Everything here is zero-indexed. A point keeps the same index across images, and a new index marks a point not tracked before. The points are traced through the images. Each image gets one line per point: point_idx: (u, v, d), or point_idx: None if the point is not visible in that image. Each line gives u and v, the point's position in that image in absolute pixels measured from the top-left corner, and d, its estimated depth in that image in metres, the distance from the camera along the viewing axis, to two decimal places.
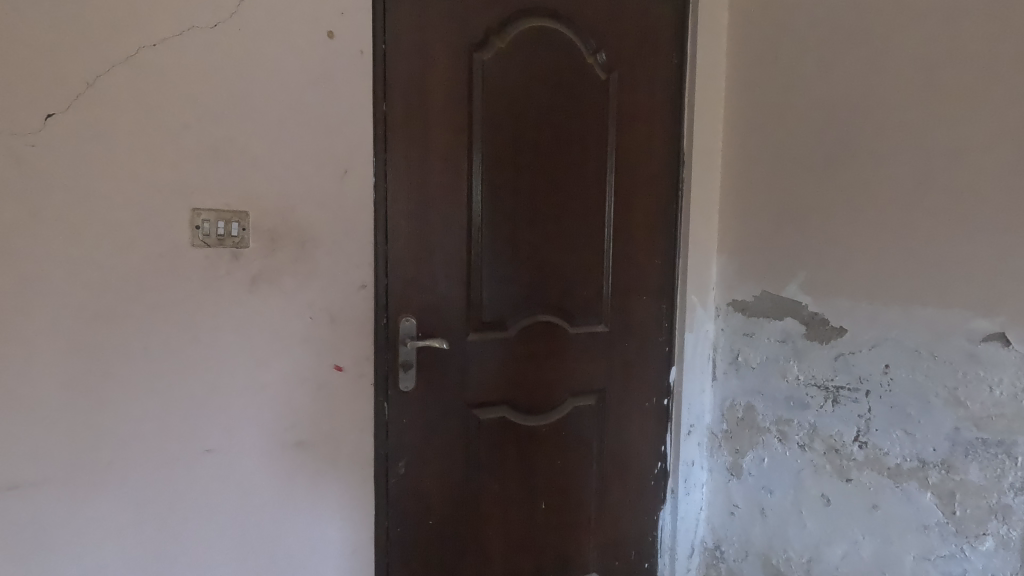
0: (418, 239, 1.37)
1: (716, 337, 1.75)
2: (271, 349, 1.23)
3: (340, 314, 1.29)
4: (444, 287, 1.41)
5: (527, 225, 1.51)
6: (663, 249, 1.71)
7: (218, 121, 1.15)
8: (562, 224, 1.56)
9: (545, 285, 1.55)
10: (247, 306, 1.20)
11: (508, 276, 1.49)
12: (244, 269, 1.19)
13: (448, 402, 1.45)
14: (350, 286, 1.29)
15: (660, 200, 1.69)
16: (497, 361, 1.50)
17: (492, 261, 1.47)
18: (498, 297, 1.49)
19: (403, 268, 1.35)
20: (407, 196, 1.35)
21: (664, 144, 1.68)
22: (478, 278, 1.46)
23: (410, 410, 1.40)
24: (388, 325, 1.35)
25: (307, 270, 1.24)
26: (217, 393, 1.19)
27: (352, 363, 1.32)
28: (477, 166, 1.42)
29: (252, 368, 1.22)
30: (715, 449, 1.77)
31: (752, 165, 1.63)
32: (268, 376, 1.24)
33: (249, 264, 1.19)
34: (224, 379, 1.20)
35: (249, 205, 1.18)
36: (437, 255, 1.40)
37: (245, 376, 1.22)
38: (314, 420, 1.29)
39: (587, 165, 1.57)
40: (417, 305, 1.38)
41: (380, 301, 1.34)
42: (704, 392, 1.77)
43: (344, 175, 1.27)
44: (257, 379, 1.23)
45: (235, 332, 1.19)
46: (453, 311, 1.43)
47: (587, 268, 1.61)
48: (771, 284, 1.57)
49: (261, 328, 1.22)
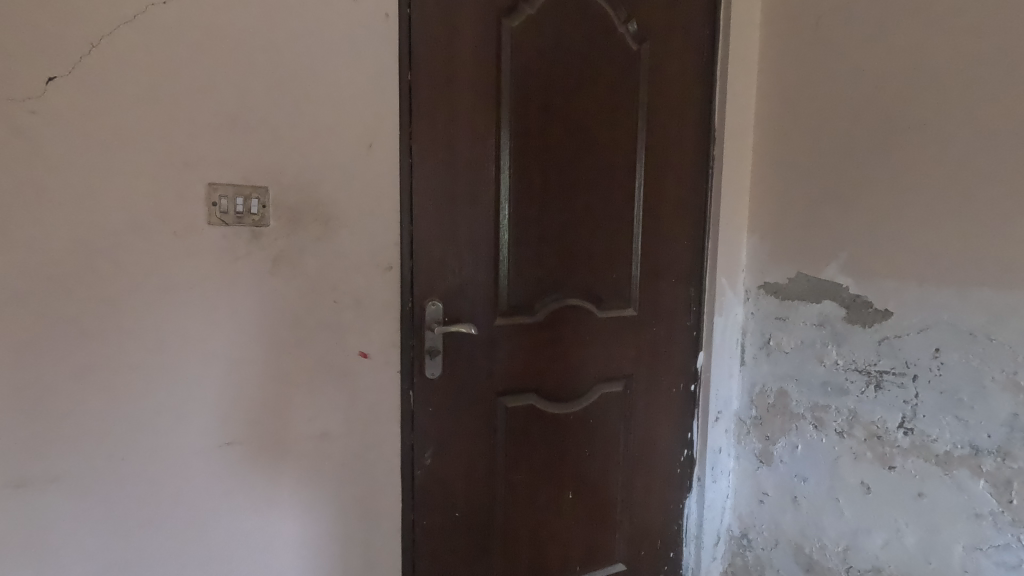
0: (444, 219, 1.29)
1: (746, 322, 1.70)
2: (292, 336, 1.16)
3: (365, 298, 1.21)
4: (472, 269, 1.34)
5: (555, 205, 1.43)
6: (693, 229, 1.65)
7: (233, 88, 1.06)
8: (591, 203, 1.48)
9: (574, 268, 1.48)
10: (267, 289, 1.12)
11: (536, 258, 1.42)
12: (265, 250, 1.11)
13: (475, 391, 1.38)
14: (374, 268, 1.22)
15: (690, 179, 1.62)
16: (525, 347, 1.44)
17: (521, 243, 1.40)
18: (526, 281, 1.42)
19: (429, 249, 1.28)
20: (434, 173, 1.27)
21: (695, 121, 1.61)
22: (506, 260, 1.38)
23: (436, 399, 1.34)
24: (414, 309, 1.28)
25: (330, 250, 1.16)
26: (238, 381, 1.12)
27: (378, 350, 1.24)
28: (505, 141, 1.34)
29: (273, 355, 1.14)
30: (743, 436, 1.73)
31: (788, 142, 1.56)
32: (291, 365, 1.16)
33: (270, 245, 1.11)
34: (244, 368, 1.12)
35: (268, 181, 1.10)
36: (464, 236, 1.32)
37: (267, 364, 1.14)
38: (339, 410, 1.22)
39: (617, 142, 1.50)
40: (444, 288, 1.31)
41: (405, 285, 1.26)
42: (732, 377, 1.72)
43: (368, 149, 1.19)
44: (279, 367, 1.15)
45: (255, 318, 1.12)
46: (480, 295, 1.36)
47: (616, 251, 1.54)
48: (808, 265, 1.51)
49: (282, 313, 1.14)
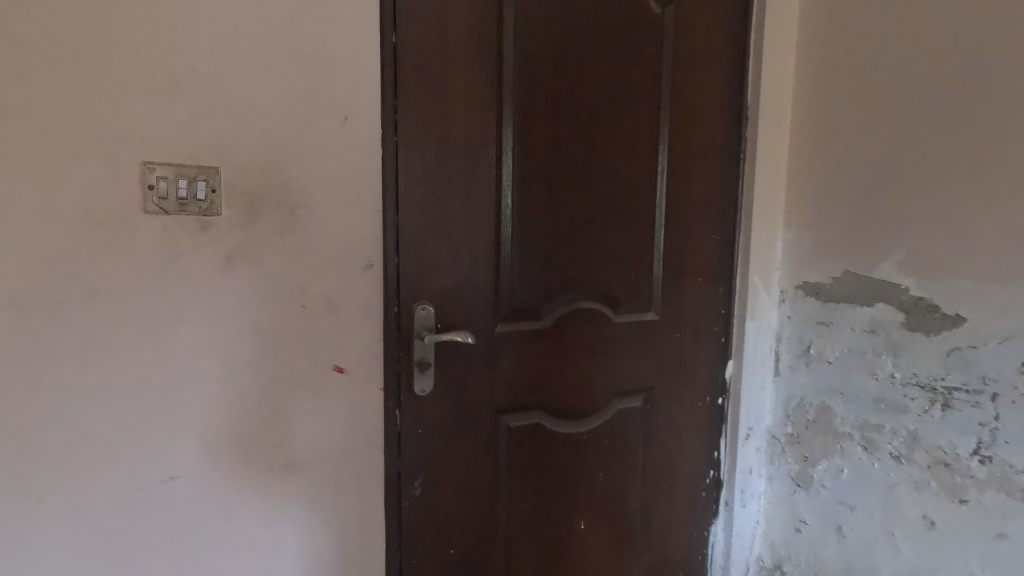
0: (436, 208, 1.09)
1: (781, 327, 1.50)
2: (252, 348, 0.96)
3: (340, 302, 1.02)
4: (469, 268, 1.14)
5: (566, 194, 1.24)
6: (721, 222, 1.45)
7: (174, 45, 0.86)
8: (607, 192, 1.29)
9: (587, 266, 1.29)
10: (220, 292, 0.92)
11: (544, 255, 1.23)
12: (215, 244, 0.91)
13: (473, 409, 1.19)
14: (352, 266, 1.02)
15: (719, 164, 1.42)
16: (530, 357, 1.24)
17: (527, 237, 1.20)
18: (532, 282, 1.22)
19: (418, 244, 1.08)
20: (424, 154, 1.07)
21: (725, 98, 1.41)
22: (509, 257, 1.19)
23: (428, 419, 1.15)
24: (400, 315, 1.09)
25: (297, 245, 0.97)
26: (184, 404, 0.92)
27: (357, 364, 1.05)
28: (508, 118, 1.15)
29: (228, 372, 0.95)
30: (776, 455, 1.53)
31: (834, 121, 1.35)
32: (250, 383, 0.97)
33: (223, 238, 0.92)
34: (191, 388, 0.93)
35: (220, 160, 0.90)
36: (460, 229, 1.12)
37: (220, 381, 0.94)
38: (309, 436, 1.02)
39: (637, 121, 1.30)
40: (436, 290, 1.12)
41: (390, 286, 1.07)
42: (764, 389, 1.53)
43: (344, 124, 0.99)
44: (236, 385, 0.96)
45: (204, 327, 0.92)
46: (479, 298, 1.16)
47: (635, 247, 1.34)
48: (858, 263, 1.31)
49: (238, 321, 0.94)
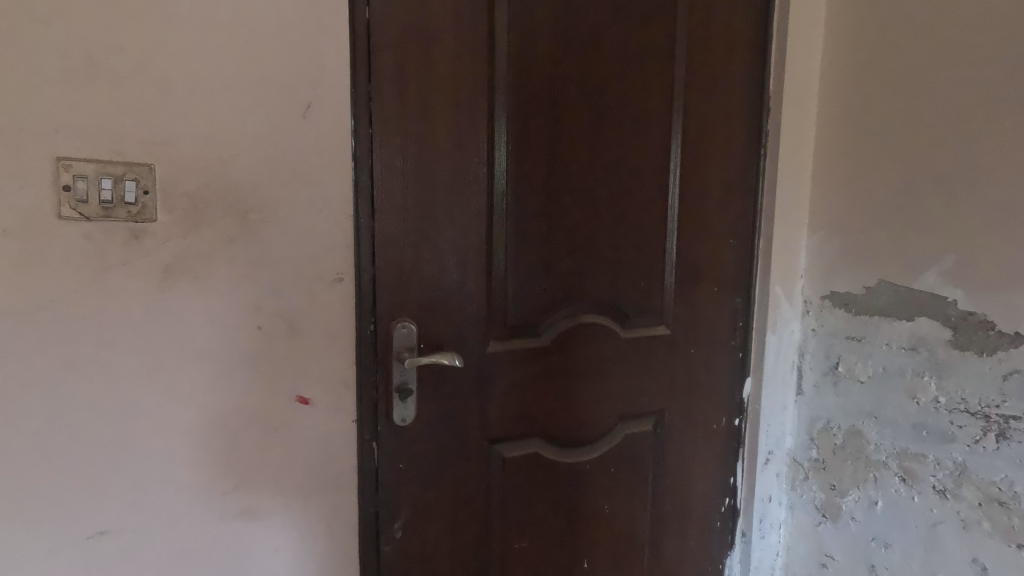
0: (418, 211, 0.95)
1: (804, 340, 1.36)
2: (197, 377, 0.81)
3: (304, 321, 0.87)
4: (456, 279, 1.00)
5: (567, 194, 1.09)
6: (738, 225, 1.31)
7: (95, 16, 0.72)
8: (613, 192, 1.15)
9: (591, 275, 1.14)
10: (156, 312, 0.78)
11: (542, 263, 1.08)
12: (150, 255, 0.77)
13: (461, 439, 1.05)
14: (318, 280, 0.87)
15: (737, 161, 1.28)
16: (527, 379, 1.10)
17: (522, 243, 1.06)
18: (528, 294, 1.08)
19: (397, 252, 0.94)
20: (403, 149, 0.93)
21: (744, 87, 1.27)
22: (503, 267, 1.04)
23: (409, 452, 1.00)
24: (377, 334, 0.94)
25: (251, 256, 0.82)
26: (114, 445, 0.78)
27: (325, 392, 0.90)
28: (501, 107, 1.00)
29: (169, 406, 0.80)
30: (798, 482, 1.39)
31: (867, 113, 1.21)
32: (196, 419, 0.82)
33: (158, 248, 0.77)
34: (123, 427, 0.78)
35: (154, 155, 0.75)
36: (446, 235, 0.98)
37: (158, 417, 0.80)
38: (268, 477, 0.88)
39: (646, 112, 1.16)
40: (418, 305, 0.97)
41: (364, 301, 0.92)
42: (785, 409, 1.38)
43: (307, 113, 0.84)
44: (177, 421, 0.81)
45: (137, 355, 0.78)
46: (468, 314, 1.02)
47: (644, 253, 1.20)
48: (895, 272, 1.17)
49: (179, 346, 0.80)
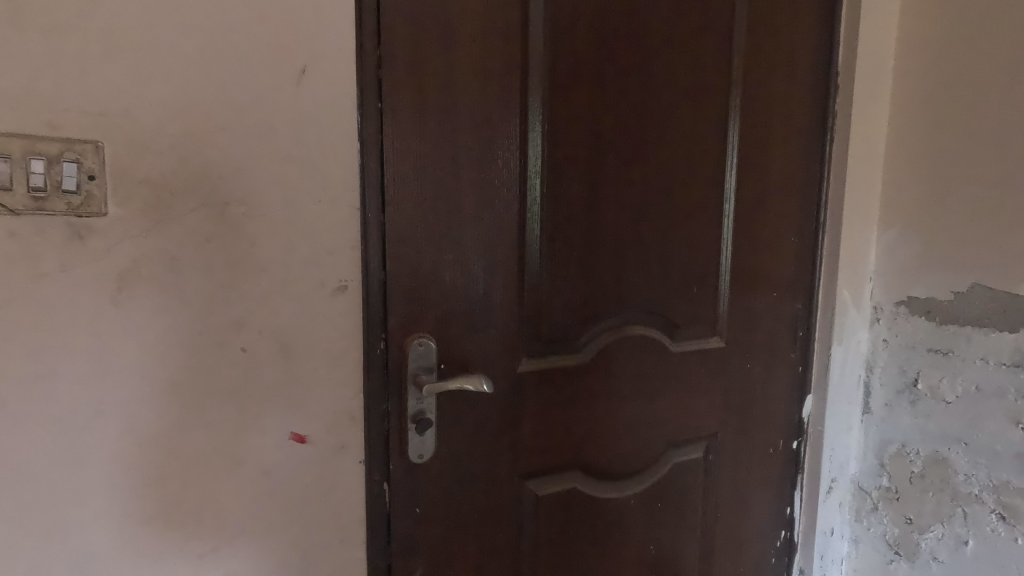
0: (438, 204, 0.78)
1: (873, 352, 1.18)
2: (164, 414, 0.64)
3: (299, 341, 0.69)
4: (484, 286, 0.83)
5: (612, 185, 0.92)
6: (801, 220, 1.13)
7: None
8: (663, 182, 0.97)
9: (638, 280, 0.97)
10: (108, 333, 0.60)
11: (584, 266, 0.91)
12: (97, 258, 0.59)
13: (488, 476, 0.88)
14: (317, 289, 0.70)
15: (801, 147, 1.11)
16: (565, 403, 0.93)
17: (561, 243, 0.88)
18: (567, 303, 0.91)
19: (413, 253, 0.77)
20: (421, 127, 0.75)
21: (809, 61, 1.09)
22: (537, 271, 0.87)
23: (428, 494, 0.83)
24: (389, 354, 0.77)
25: (230, 259, 0.65)
26: (53, 503, 0.61)
27: (325, 429, 0.72)
28: (538, 79, 0.83)
29: (128, 451, 0.63)
30: (865, 513, 1.22)
31: (957, 91, 1.05)
32: (163, 467, 0.65)
33: (110, 250, 0.59)
34: (69, 479, 0.61)
35: (101, 129, 0.58)
36: (472, 233, 0.81)
37: (111, 466, 0.62)
38: (254, 534, 0.70)
39: (701, 89, 0.99)
40: (439, 318, 0.80)
41: (374, 314, 0.75)
42: (850, 431, 1.21)
43: (301, 79, 0.67)
44: (136, 470, 0.63)
45: (84, 388, 0.60)
46: (497, 328, 0.85)
47: (697, 254, 1.03)
48: (995, 275, 1.01)
49: (139, 375, 0.62)
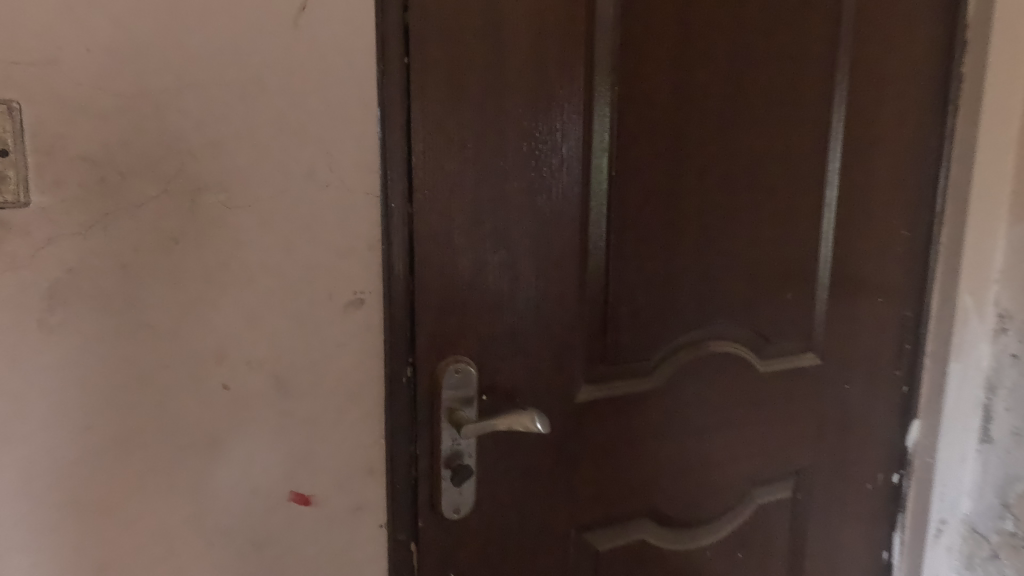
0: (481, 190, 0.59)
1: (996, 370, 0.98)
2: (117, 477, 0.47)
3: (300, 373, 0.52)
4: (538, 295, 0.64)
5: (695, 165, 0.73)
6: (914, 210, 0.93)
7: None
8: (755, 162, 0.78)
9: (722, 286, 0.78)
10: (35, 368, 0.44)
11: (660, 268, 0.72)
12: (17, 265, 0.42)
13: (540, 532, 0.70)
14: (323, 303, 0.52)
15: (917, 120, 0.90)
16: (634, 438, 0.75)
17: (632, 241, 0.69)
18: (638, 316, 0.72)
19: (447, 256, 0.58)
20: (459, 87, 0.56)
21: (933, 9, 0.88)
22: (603, 274, 0.69)
23: (465, 556, 0.66)
24: (417, 383, 0.60)
25: (204, 265, 0.47)
26: None
27: (336, 487, 0.55)
28: (607, 28, 0.64)
29: (68, 527, 0.46)
30: (980, 562, 1.02)
31: None
32: (117, 547, 0.48)
33: (35, 252, 0.43)
34: None
35: (19, 84, 0.41)
36: (524, 228, 0.62)
37: (46, 546, 0.46)
38: None
39: (805, 44, 0.79)
40: (480, 337, 0.62)
41: (399, 333, 0.58)
42: (964, 463, 1.01)
43: (300, 18, 0.49)
44: (82, 549, 0.47)
45: (5, 443, 0.44)
46: (553, 350, 0.66)
47: (793, 252, 0.83)
48: None
49: (81, 426, 0.45)
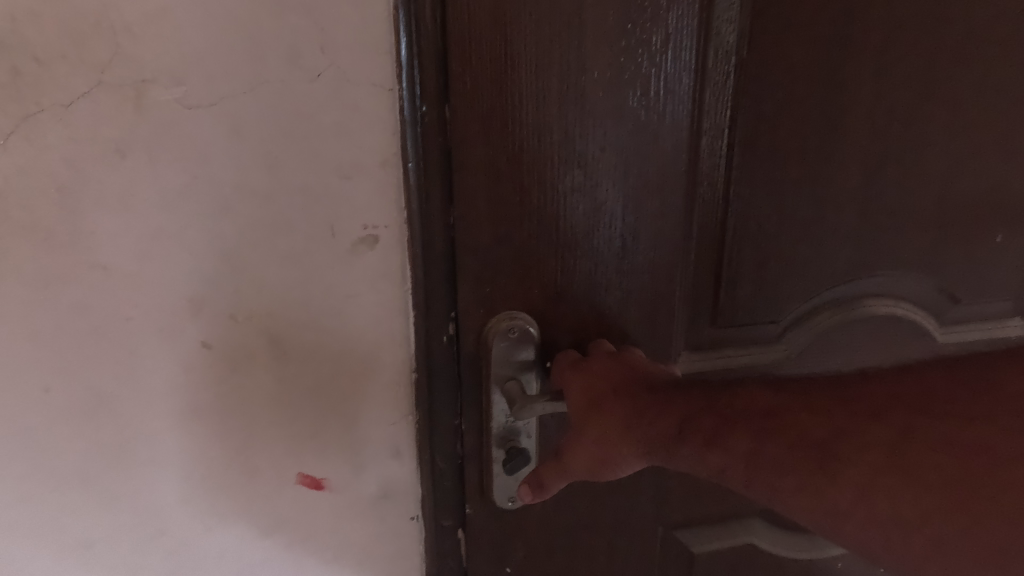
0: (550, 81, 0.40)
1: None
2: (88, 447, 0.39)
3: (299, 329, 0.40)
4: (625, 235, 0.46)
5: (873, 40, 0.48)
6: None
7: None
8: (971, 31, 0.50)
9: (895, 220, 0.54)
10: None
11: (802, 194, 0.51)
12: None
13: (626, 545, 0.54)
14: (324, 240, 0.39)
15: None
16: None
17: (764, 156, 0.49)
18: (768, 262, 0.52)
19: (498, 175, 0.41)
20: None
21: None
22: (718, 206, 0.49)
23: (534, 573, 0.51)
24: (461, 345, 0.44)
25: (163, 187, 0.36)
26: None
27: (353, 467, 0.44)
28: None
29: (42, 502, 0.39)
30: None
31: None
32: (102, 526, 0.41)
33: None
34: None
35: None
36: (611, 137, 0.43)
37: (21, 516, 0.39)
38: None
39: None
40: (544, 289, 0.45)
41: (433, 284, 0.42)
42: None
43: None
44: (60, 524, 0.40)
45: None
46: (645, 307, 0.48)
47: (1016, 174, 0.56)
48: None
49: (39, 388, 0.37)
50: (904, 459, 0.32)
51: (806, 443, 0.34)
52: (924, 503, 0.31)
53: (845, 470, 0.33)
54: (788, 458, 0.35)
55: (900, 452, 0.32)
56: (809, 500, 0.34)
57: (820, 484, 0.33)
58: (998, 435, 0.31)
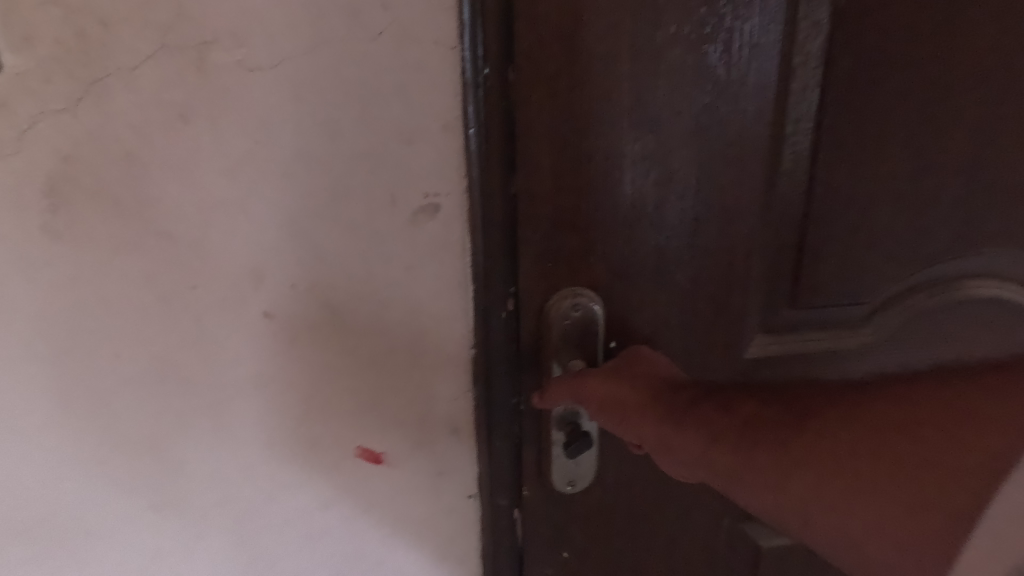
0: (622, 35, 0.37)
1: None
2: (158, 413, 0.40)
3: (356, 301, 0.39)
4: (699, 206, 0.42)
5: None
6: None
7: None
8: None
9: (1010, 192, 0.48)
10: (49, 282, 0.36)
11: (900, 161, 0.45)
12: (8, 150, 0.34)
13: (689, 536, 0.51)
14: (383, 209, 0.38)
15: None
16: None
17: (858, 119, 0.44)
18: (857, 237, 0.47)
19: (564, 139, 0.38)
20: None
21: None
22: (805, 174, 0.44)
23: (591, 559, 0.49)
24: (521, 321, 0.42)
25: (225, 153, 0.35)
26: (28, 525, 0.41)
27: (410, 443, 0.43)
28: None
29: (114, 465, 0.40)
30: None
31: None
32: (169, 491, 0.42)
33: (20, 135, 0.33)
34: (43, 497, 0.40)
35: None
36: (687, 97, 0.39)
37: (98, 478, 0.41)
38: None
39: None
40: (609, 264, 0.42)
41: (493, 256, 0.39)
42: None
43: None
44: (134, 486, 0.41)
45: (34, 369, 0.38)
46: (717, 285, 0.45)
47: None
48: None
49: (110, 354, 0.38)
50: (845, 471, 0.32)
51: (773, 438, 0.35)
52: (858, 511, 0.31)
53: (799, 476, 0.33)
54: (755, 449, 0.35)
55: (845, 465, 0.32)
56: (753, 484, 0.34)
57: (769, 473, 0.34)
58: (989, 433, 0.30)
